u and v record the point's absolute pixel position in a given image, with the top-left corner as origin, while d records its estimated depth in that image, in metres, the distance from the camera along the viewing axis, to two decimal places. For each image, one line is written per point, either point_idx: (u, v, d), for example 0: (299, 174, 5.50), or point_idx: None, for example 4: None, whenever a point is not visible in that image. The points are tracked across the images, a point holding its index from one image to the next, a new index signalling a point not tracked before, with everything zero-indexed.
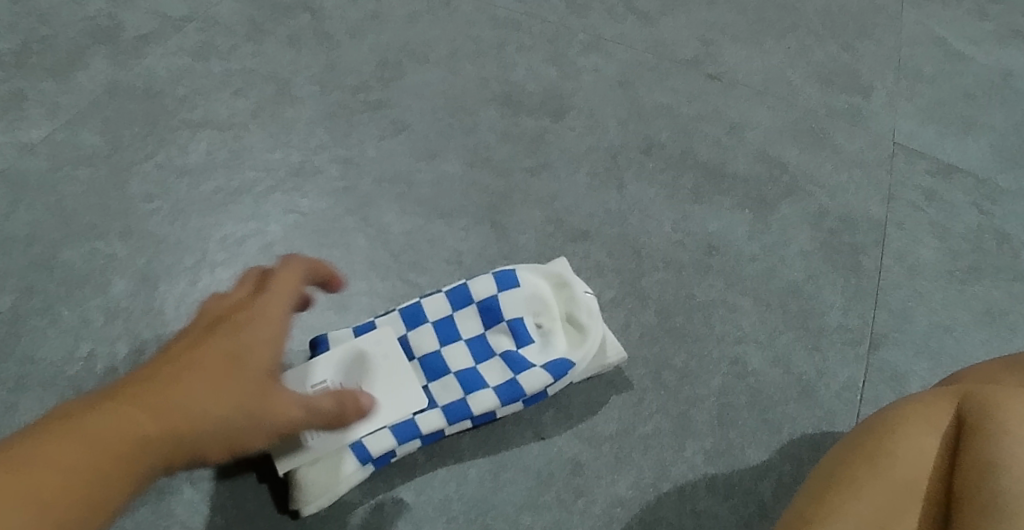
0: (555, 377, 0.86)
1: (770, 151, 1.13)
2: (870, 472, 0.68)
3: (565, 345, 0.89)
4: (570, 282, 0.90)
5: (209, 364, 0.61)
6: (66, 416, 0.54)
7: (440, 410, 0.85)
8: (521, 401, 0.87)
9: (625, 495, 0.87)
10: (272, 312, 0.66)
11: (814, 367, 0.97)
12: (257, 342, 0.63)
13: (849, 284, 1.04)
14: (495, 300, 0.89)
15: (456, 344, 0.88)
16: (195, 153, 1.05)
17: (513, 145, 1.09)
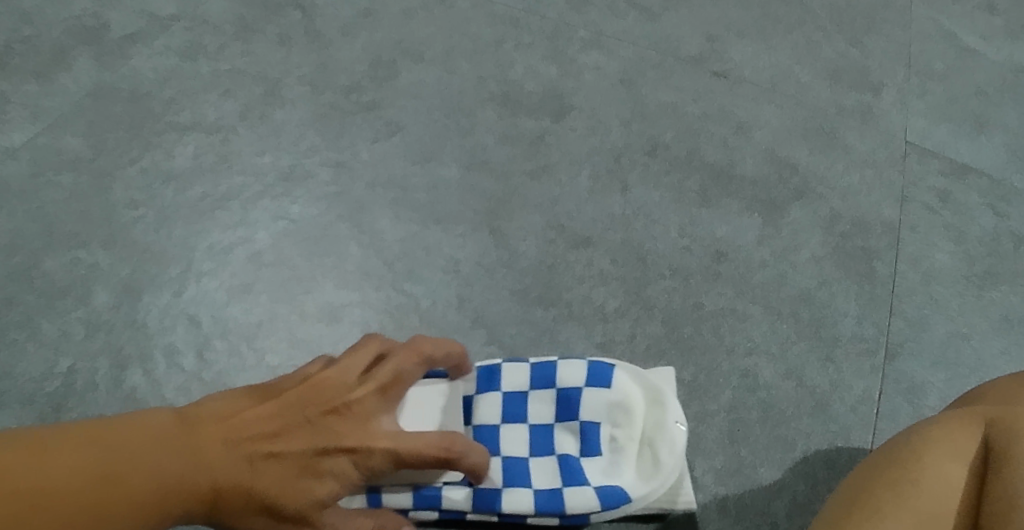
0: (599, 504, 0.78)
1: (779, 151, 1.09)
2: (892, 500, 0.64)
3: (632, 470, 0.80)
4: (666, 404, 0.81)
5: (279, 464, 0.70)
6: (170, 446, 0.67)
7: (471, 492, 0.79)
8: (559, 517, 0.79)
9: (632, 518, 0.83)
10: (374, 459, 0.73)
11: (828, 379, 0.93)
12: (333, 476, 0.72)
13: (863, 291, 1.00)
14: (579, 393, 0.82)
15: (519, 426, 0.82)
16: (182, 157, 1.00)
17: (512, 147, 1.04)
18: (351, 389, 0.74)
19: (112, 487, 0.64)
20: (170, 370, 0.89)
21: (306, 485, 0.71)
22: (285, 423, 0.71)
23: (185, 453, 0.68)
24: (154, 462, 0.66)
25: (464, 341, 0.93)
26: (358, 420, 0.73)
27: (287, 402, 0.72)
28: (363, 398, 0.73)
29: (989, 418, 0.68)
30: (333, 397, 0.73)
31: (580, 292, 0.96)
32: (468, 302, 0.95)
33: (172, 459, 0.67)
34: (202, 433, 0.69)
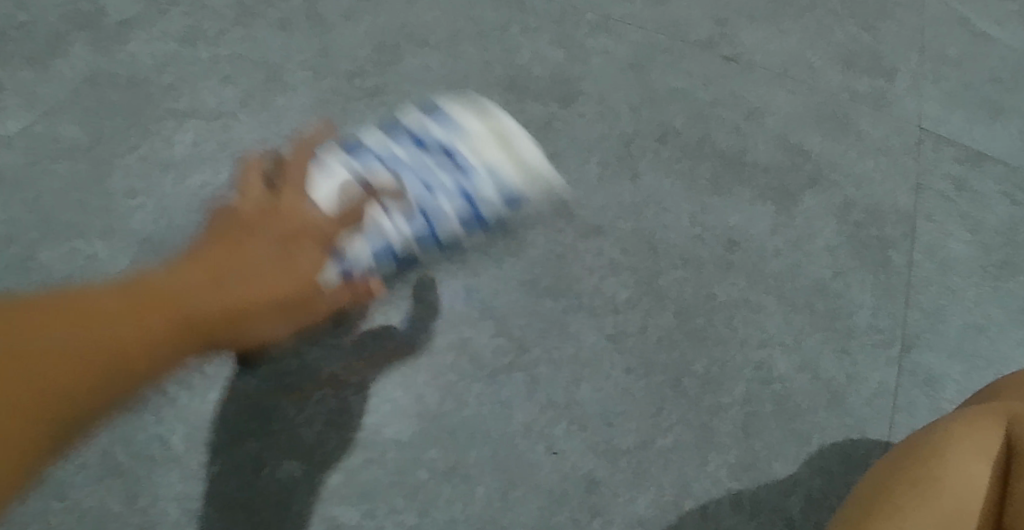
0: (510, 194, 0.90)
1: (792, 138, 1.06)
2: (915, 499, 0.62)
3: (513, 169, 0.91)
4: (500, 118, 0.93)
5: (270, 290, 0.70)
6: (186, 287, 0.65)
7: (409, 232, 0.87)
8: (477, 224, 0.90)
9: (644, 514, 0.81)
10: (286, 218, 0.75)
11: (843, 372, 0.91)
12: (302, 256, 0.74)
13: (878, 281, 0.98)
14: (438, 129, 0.91)
15: (393, 170, 0.87)
16: (181, 145, 0.99)
17: None
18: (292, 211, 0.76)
19: (141, 299, 0.61)
20: None
21: (292, 267, 0.73)
22: (266, 249, 0.72)
23: (195, 284, 0.65)
24: (177, 287, 0.64)
25: (472, 332, 0.88)
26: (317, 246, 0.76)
27: (266, 243, 0.73)
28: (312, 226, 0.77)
29: (1012, 415, 0.66)
30: (274, 209, 0.76)
31: (590, 282, 0.93)
32: (475, 292, 0.90)
33: (188, 292, 0.65)
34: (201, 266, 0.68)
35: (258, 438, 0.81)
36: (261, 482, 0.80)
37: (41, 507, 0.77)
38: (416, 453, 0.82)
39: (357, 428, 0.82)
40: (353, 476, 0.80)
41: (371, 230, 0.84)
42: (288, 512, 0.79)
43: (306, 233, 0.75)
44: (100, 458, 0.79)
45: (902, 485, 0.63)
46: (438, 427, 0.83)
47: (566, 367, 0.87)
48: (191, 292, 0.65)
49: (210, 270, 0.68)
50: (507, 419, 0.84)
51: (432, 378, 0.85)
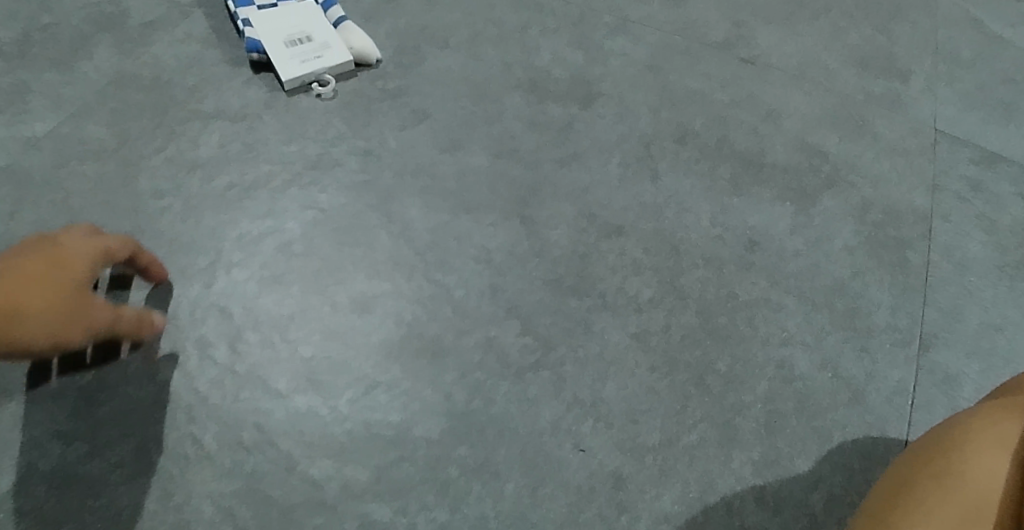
0: None
1: (809, 139, 1.07)
2: (937, 493, 0.63)
3: None
4: None
5: (56, 285, 0.73)
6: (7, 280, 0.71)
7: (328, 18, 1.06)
8: None
9: (671, 511, 0.81)
10: (85, 245, 0.77)
11: (864, 370, 0.91)
12: (79, 250, 0.76)
13: (896, 280, 0.98)
14: None
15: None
16: (207, 146, 0.99)
17: (541, 135, 1.03)
18: (63, 250, 0.76)
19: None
20: (204, 362, 0.85)
21: (67, 265, 0.74)
22: (54, 256, 0.75)
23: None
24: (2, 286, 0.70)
25: (498, 331, 0.89)
26: (74, 257, 0.76)
27: (32, 256, 0.74)
28: (84, 257, 0.76)
29: None
30: (58, 244, 0.77)
31: (613, 281, 0.94)
32: (501, 292, 0.92)
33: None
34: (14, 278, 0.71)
35: (289, 436, 0.82)
36: (292, 480, 0.80)
37: (77, 506, 0.78)
38: (446, 451, 0.82)
39: (387, 426, 0.83)
40: (383, 473, 0.81)
41: (331, 38, 1.04)
42: (318, 510, 0.79)
43: (89, 253, 0.77)
44: (134, 457, 0.80)
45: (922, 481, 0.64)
46: (467, 425, 0.83)
47: (591, 365, 0.88)
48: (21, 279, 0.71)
49: (35, 277, 0.72)
50: (535, 417, 0.84)
51: (460, 377, 0.86)
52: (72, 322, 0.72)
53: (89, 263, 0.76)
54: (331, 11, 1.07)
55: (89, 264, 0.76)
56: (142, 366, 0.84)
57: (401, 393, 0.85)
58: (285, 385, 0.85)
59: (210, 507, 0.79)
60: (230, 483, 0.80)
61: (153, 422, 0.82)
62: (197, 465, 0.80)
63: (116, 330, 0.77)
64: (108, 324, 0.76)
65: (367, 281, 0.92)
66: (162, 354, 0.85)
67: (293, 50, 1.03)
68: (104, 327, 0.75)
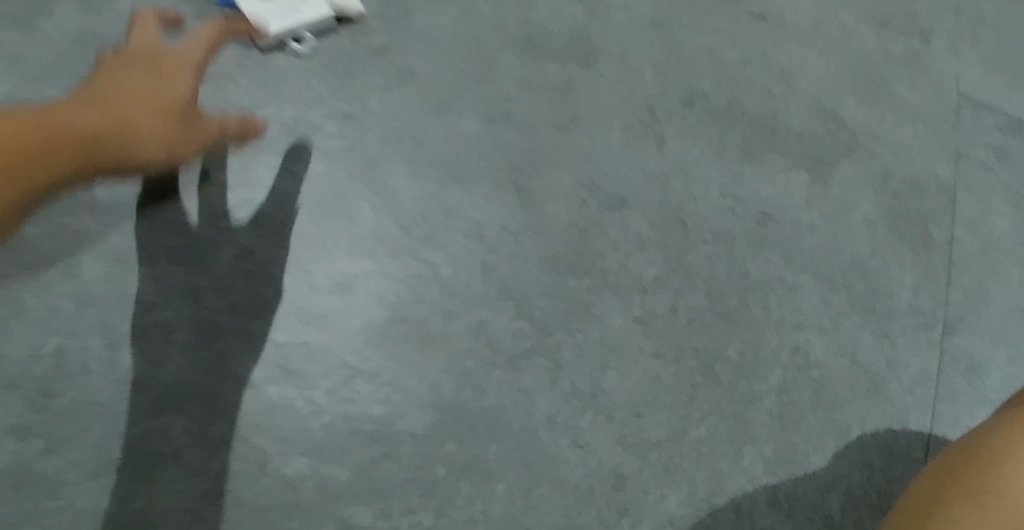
0: None
1: (826, 103, 0.97)
2: (974, 515, 0.56)
3: None
4: None
5: (157, 99, 0.71)
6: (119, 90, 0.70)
7: None
8: None
9: (676, 513, 0.75)
10: (187, 53, 0.77)
11: (884, 357, 0.85)
12: (182, 60, 0.76)
13: (918, 258, 0.90)
14: None
15: None
16: None
17: (537, 96, 0.92)
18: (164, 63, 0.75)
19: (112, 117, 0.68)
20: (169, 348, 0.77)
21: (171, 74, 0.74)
22: (153, 72, 0.73)
23: (114, 106, 0.69)
24: (128, 91, 0.70)
25: (491, 314, 0.82)
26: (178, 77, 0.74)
27: (136, 67, 0.73)
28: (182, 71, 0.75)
29: None
30: (158, 55, 0.75)
31: (615, 259, 0.86)
32: (493, 270, 0.84)
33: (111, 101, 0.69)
34: (132, 82, 0.71)
35: (263, 432, 0.75)
36: (268, 482, 0.74)
37: (31, 507, 0.71)
38: (432, 448, 0.75)
39: (368, 420, 0.76)
40: (366, 473, 0.74)
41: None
42: (296, 514, 0.73)
43: (189, 64, 0.76)
44: (92, 454, 0.73)
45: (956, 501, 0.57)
46: (456, 419, 0.77)
47: (591, 352, 0.81)
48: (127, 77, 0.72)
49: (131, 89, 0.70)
50: (529, 410, 0.78)
51: (447, 365, 0.79)
52: (181, 139, 0.72)
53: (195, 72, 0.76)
54: None
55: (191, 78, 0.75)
56: (101, 354, 0.76)
57: (384, 383, 0.78)
58: (255, 374, 0.77)
59: (179, 510, 0.73)
60: (201, 484, 0.73)
61: (118, 411, 0.74)
62: (166, 463, 0.74)
63: (224, 137, 0.78)
64: (212, 135, 0.76)
65: (350, 259, 0.83)
66: (123, 338, 0.76)
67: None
68: (215, 134, 0.76)
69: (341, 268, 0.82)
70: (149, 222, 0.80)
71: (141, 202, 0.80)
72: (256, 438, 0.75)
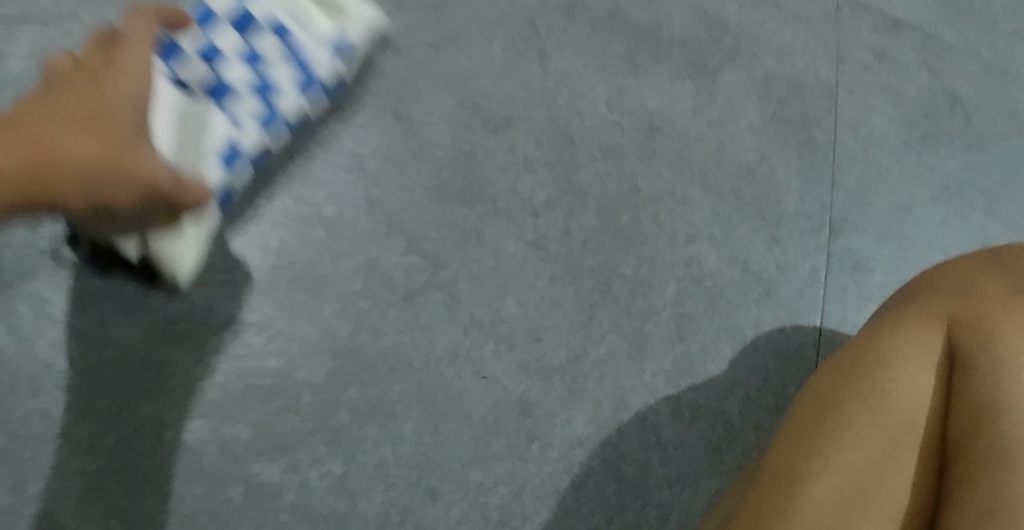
0: (332, 46, 0.79)
1: (707, 8, 0.95)
2: (864, 419, 0.59)
3: (319, 12, 0.79)
4: None
5: (129, 115, 0.63)
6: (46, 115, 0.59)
7: (281, 85, 0.76)
8: (280, 33, 0.77)
9: (584, 433, 0.76)
10: (137, 51, 0.64)
11: (773, 262, 0.86)
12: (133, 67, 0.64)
13: (804, 162, 0.92)
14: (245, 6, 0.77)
15: (270, 68, 0.76)
16: (16, 55, 0.82)
17: (410, 14, 0.88)
18: (111, 39, 0.64)
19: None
20: None
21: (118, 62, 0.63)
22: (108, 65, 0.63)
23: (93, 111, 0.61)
24: (40, 135, 0.58)
25: (381, 252, 0.79)
26: (116, 64, 0.63)
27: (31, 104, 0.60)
28: (115, 47, 0.64)
29: (952, 316, 0.62)
30: (75, 67, 0.63)
31: (505, 183, 0.84)
32: (379, 205, 0.81)
33: (21, 143, 0.57)
34: (69, 96, 0.61)
35: (156, 398, 0.71)
36: (188, 452, 0.71)
37: None
38: (333, 395, 0.74)
39: (265, 375, 0.74)
40: (267, 428, 0.72)
41: (198, 147, 0.72)
42: (197, 480, 0.70)
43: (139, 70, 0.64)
44: None
45: (849, 408, 0.59)
46: (354, 363, 0.75)
47: (487, 281, 0.80)
48: (70, 104, 0.60)
49: (86, 110, 0.60)
50: (429, 345, 0.77)
51: (342, 309, 0.77)
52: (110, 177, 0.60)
53: (141, 79, 0.64)
54: (282, 105, 0.76)
55: (147, 84, 0.64)
56: None
57: (276, 334, 0.75)
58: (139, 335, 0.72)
59: (75, 493, 0.68)
60: (121, 457, 0.70)
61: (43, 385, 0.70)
62: (82, 438, 0.70)
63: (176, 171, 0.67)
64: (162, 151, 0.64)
65: (194, 232, 0.69)
66: None
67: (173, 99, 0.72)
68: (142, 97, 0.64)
69: (182, 238, 0.69)
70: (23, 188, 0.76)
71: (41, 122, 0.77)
72: (184, 409, 0.72)
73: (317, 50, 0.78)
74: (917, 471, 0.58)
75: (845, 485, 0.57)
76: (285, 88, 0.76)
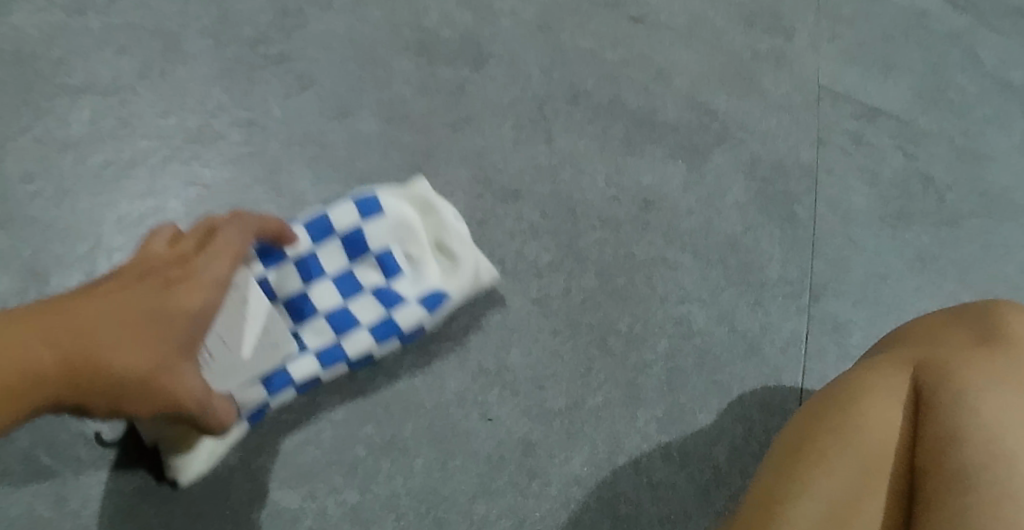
0: (426, 309, 0.81)
1: (698, 97, 1.05)
2: (839, 448, 0.65)
3: (437, 269, 0.84)
4: (436, 206, 0.85)
5: (179, 330, 0.64)
6: (88, 320, 0.60)
7: (366, 330, 0.80)
8: (385, 308, 0.81)
9: (580, 473, 0.83)
10: (218, 267, 0.69)
11: (758, 323, 0.94)
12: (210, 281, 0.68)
13: (786, 234, 1.00)
14: (360, 230, 0.82)
15: (359, 299, 0.81)
16: (78, 123, 0.92)
17: (432, 99, 0.99)
18: (207, 249, 0.69)
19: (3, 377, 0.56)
20: None
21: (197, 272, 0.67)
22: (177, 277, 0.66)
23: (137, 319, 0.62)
24: (84, 331, 0.60)
25: None
26: (197, 278, 0.67)
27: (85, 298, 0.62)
28: (204, 258, 0.68)
29: (917, 360, 0.69)
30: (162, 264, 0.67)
31: (512, 247, 0.93)
32: None
33: (65, 340, 0.59)
34: (124, 297, 0.63)
35: None
36: (218, 477, 0.78)
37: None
38: (351, 430, 0.81)
39: (289, 411, 0.81)
40: (290, 459, 0.80)
41: (252, 373, 0.75)
42: (224, 503, 0.78)
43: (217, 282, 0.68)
44: (25, 462, 0.77)
45: (826, 437, 0.65)
46: (372, 403, 0.83)
47: (493, 332, 0.88)
48: (124, 306, 0.62)
49: (141, 319, 0.62)
50: (440, 389, 0.84)
51: None
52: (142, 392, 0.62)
53: (209, 295, 0.67)
54: (355, 345, 0.80)
55: (211, 299, 0.67)
56: None
57: None
58: None
59: (114, 508, 0.77)
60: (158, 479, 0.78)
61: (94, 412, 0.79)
62: (125, 460, 0.78)
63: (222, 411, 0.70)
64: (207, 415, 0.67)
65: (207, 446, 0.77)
66: None
67: (262, 310, 0.75)
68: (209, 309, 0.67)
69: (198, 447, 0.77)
70: (88, 245, 0.88)
71: (110, 190, 0.91)
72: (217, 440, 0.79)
73: (412, 299, 0.82)
74: (887, 497, 0.64)
75: (824, 507, 0.63)
76: (362, 330, 0.80)
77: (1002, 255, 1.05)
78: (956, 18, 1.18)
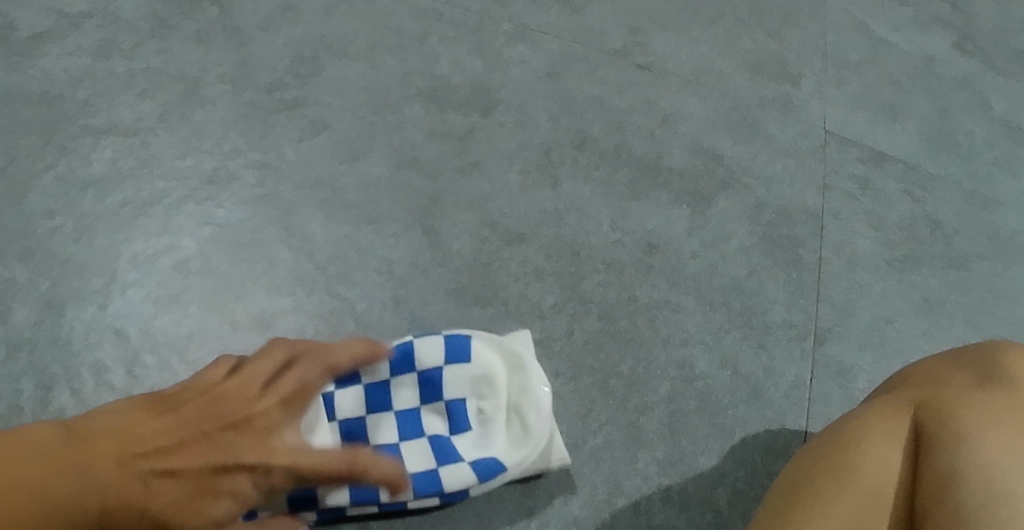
0: (475, 475, 0.80)
1: (704, 142, 1.07)
2: (836, 488, 0.65)
3: (504, 436, 0.83)
4: (527, 368, 0.84)
5: (221, 510, 0.71)
6: (142, 481, 0.68)
7: (408, 481, 0.80)
8: (438, 464, 0.81)
9: (579, 514, 0.84)
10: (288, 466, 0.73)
11: (761, 367, 0.95)
12: (273, 475, 0.73)
13: (790, 278, 1.00)
14: (439, 373, 0.84)
15: (415, 445, 0.81)
16: (100, 162, 0.96)
17: (441, 144, 1.01)
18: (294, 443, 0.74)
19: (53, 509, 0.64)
20: (99, 387, 0.86)
21: (267, 465, 0.72)
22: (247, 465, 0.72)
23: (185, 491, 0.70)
24: (130, 488, 0.68)
25: None
26: (266, 466, 0.72)
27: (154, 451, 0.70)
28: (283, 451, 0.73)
29: (917, 401, 0.69)
30: (246, 421, 0.74)
31: (516, 289, 0.94)
32: (404, 303, 0.93)
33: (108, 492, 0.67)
34: (185, 466, 0.70)
35: None
36: None
37: None
38: None
39: None
40: None
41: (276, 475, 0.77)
42: None
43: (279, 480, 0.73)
44: None
45: (823, 476, 0.65)
46: None
47: None
48: (179, 468, 0.70)
49: (187, 490, 0.70)
50: None
51: None
52: None
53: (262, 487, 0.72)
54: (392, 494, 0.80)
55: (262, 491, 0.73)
56: (34, 395, 0.85)
57: None
58: None
59: None
60: None
61: None
62: None
63: None
64: None
65: None
66: (58, 380, 0.86)
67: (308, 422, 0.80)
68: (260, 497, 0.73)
69: None
70: (102, 280, 0.90)
71: (125, 227, 0.93)
72: None
73: (467, 460, 0.81)
74: None
75: None
76: None
77: (1010, 299, 1.04)
78: (963, 63, 1.20)
